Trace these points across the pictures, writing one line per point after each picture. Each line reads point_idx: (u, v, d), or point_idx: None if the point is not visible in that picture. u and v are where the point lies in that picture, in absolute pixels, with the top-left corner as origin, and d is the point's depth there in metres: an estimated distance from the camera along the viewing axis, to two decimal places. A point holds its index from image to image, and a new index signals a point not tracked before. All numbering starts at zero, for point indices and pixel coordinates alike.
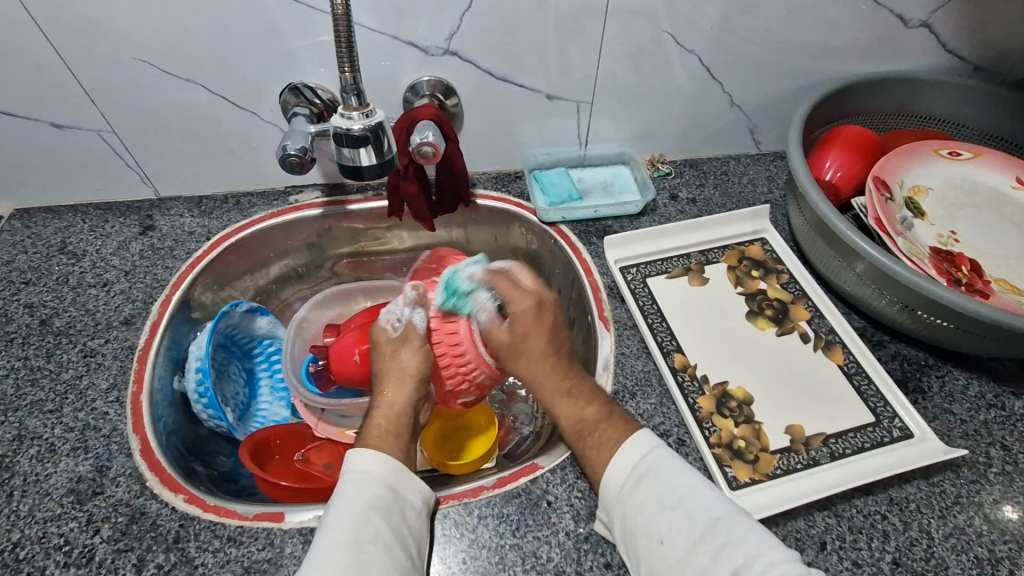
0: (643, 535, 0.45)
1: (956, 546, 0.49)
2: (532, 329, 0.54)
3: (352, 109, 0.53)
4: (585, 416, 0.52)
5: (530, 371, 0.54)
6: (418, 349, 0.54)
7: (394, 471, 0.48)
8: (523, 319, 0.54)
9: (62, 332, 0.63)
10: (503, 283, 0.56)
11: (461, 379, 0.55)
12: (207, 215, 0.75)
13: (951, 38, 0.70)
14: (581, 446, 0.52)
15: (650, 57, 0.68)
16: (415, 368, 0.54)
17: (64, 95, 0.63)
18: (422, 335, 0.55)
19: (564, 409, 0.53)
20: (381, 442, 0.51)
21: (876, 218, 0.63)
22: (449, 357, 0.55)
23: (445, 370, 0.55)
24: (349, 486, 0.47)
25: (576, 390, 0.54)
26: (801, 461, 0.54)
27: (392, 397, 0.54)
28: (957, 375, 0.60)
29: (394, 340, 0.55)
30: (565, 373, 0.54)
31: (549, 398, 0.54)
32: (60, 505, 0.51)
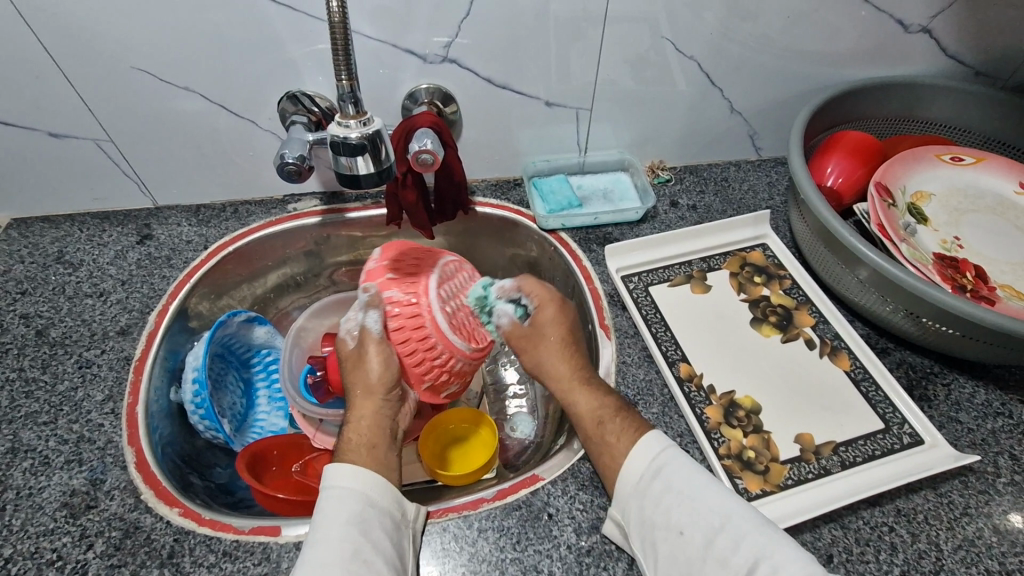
0: (662, 526, 0.45)
1: (966, 558, 0.48)
2: (555, 320, 0.60)
3: (349, 117, 0.52)
4: (603, 405, 0.53)
5: (552, 359, 0.58)
6: (382, 353, 0.55)
7: (372, 485, 0.48)
8: (545, 313, 0.60)
9: (58, 343, 0.63)
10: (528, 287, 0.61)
11: (438, 371, 0.56)
12: (205, 223, 0.74)
13: (952, 43, 0.70)
14: (601, 435, 0.52)
15: (651, 65, 0.68)
16: (378, 379, 0.55)
17: (62, 104, 0.63)
18: (379, 336, 0.55)
19: (585, 398, 0.54)
20: (357, 454, 0.50)
21: (879, 225, 0.62)
22: (418, 351, 0.55)
23: (418, 365, 0.55)
24: (327, 503, 0.46)
25: (593, 381, 0.56)
26: (811, 471, 0.53)
27: (363, 413, 0.54)
28: (964, 383, 0.59)
29: (356, 351, 0.56)
30: (582, 365, 0.57)
31: (567, 388, 0.56)
32: (53, 520, 0.50)
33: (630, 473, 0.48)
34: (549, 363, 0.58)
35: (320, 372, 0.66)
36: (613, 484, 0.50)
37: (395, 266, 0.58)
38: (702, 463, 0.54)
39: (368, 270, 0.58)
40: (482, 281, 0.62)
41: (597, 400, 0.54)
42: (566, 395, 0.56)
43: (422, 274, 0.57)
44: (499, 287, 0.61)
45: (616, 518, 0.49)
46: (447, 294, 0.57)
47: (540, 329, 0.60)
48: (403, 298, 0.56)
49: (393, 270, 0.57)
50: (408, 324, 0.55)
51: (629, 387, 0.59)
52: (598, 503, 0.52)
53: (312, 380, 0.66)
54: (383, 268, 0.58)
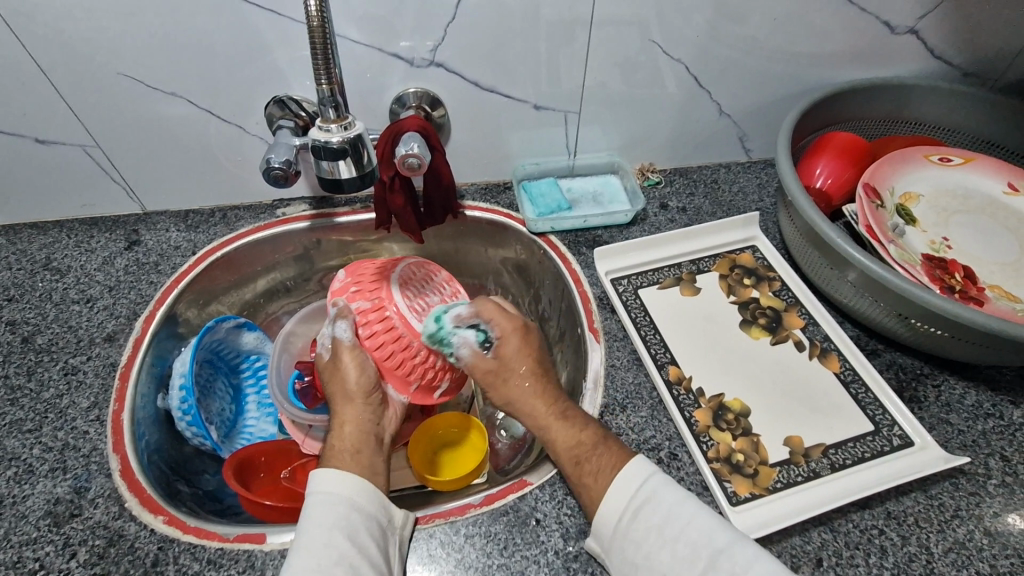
0: (645, 567, 0.45)
1: (957, 561, 0.48)
2: (520, 351, 0.57)
3: (330, 122, 0.52)
4: (582, 439, 0.51)
5: (522, 395, 0.56)
6: (355, 360, 0.56)
7: (356, 489, 0.48)
8: (510, 344, 0.57)
9: (44, 350, 0.62)
10: (487, 309, 0.58)
11: (421, 369, 0.57)
12: (193, 229, 0.74)
13: (940, 44, 0.70)
14: (579, 474, 0.50)
15: (640, 68, 0.68)
16: (356, 385, 0.55)
17: (48, 111, 0.62)
18: (353, 344, 0.56)
19: (562, 434, 0.52)
20: (340, 461, 0.51)
21: (867, 226, 0.62)
22: (396, 352, 0.56)
23: (400, 366, 0.57)
24: (311, 509, 0.46)
25: (570, 414, 0.54)
26: (801, 474, 0.53)
27: (345, 419, 0.54)
28: (954, 384, 0.59)
29: (331, 361, 0.57)
30: (555, 398, 0.55)
31: (544, 426, 0.54)
32: (36, 529, 0.50)
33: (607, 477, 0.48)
34: (519, 399, 0.56)
35: (309, 377, 0.65)
36: (593, 516, 0.49)
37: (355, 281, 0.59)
38: (690, 466, 0.53)
39: (333, 289, 0.59)
40: (436, 312, 0.58)
41: (574, 434, 0.52)
42: (543, 431, 0.53)
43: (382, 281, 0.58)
44: (452, 314, 0.57)
45: (595, 547, 0.48)
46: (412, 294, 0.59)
47: (505, 360, 0.57)
48: (368, 307, 0.57)
49: (356, 283, 0.58)
50: (381, 331, 0.56)
51: (618, 391, 0.58)
52: (585, 508, 0.51)
53: (301, 385, 0.66)
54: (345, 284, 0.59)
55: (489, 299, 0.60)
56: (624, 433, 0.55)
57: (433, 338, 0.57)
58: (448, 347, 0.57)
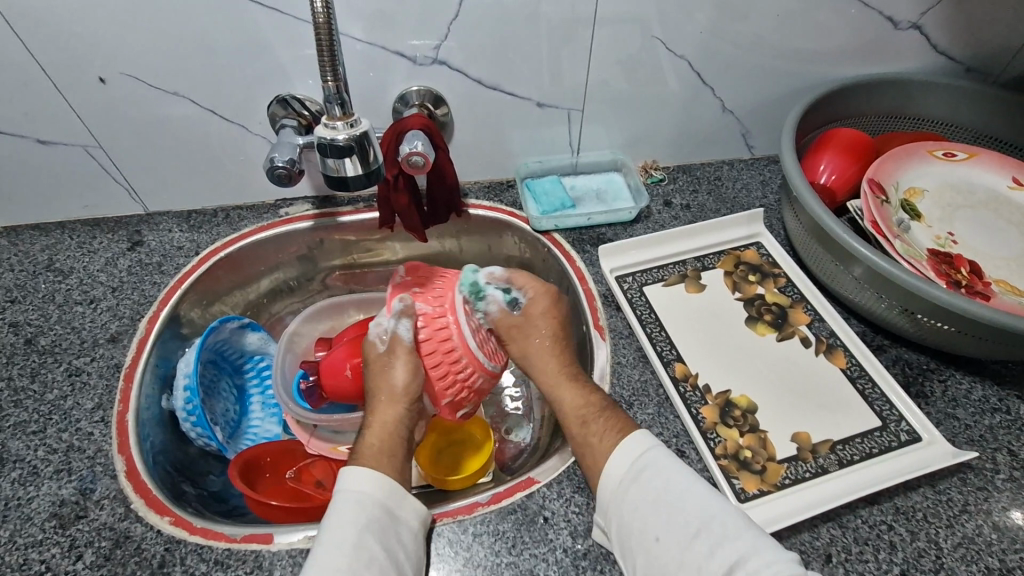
0: (638, 532, 0.45)
1: (966, 556, 0.48)
2: (547, 311, 0.60)
3: (336, 119, 0.52)
4: (589, 401, 0.54)
5: (539, 355, 0.59)
6: (408, 364, 0.54)
7: (389, 492, 0.47)
8: (538, 303, 0.59)
9: (47, 351, 0.62)
10: (521, 278, 0.60)
11: (461, 387, 0.55)
12: (196, 229, 0.74)
13: (942, 39, 0.70)
14: (584, 434, 0.52)
15: (643, 66, 0.68)
16: (403, 387, 0.54)
17: (49, 111, 0.62)
18: (409, 345, 0.55)
19: (569, 392, 0.55)
20: (377, 461, 0.50)
21: (873, 221, 0.62)
22: (443, 363, 0.55)
23: (443, 379, 0.55)
24: (344, 508, 0.46)
25: (579, 378, 0.57)
26: (808, 470, 0.53)
27: (384, 418, 0.53)
28: (960, 379, 0.59)
29: (383, 356, 0.55)
30: (566, 361, 0.58)
31: (554, 385, 0.57)
32: (42, 531, 0.50)
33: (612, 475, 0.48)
34: (532, 352, 0.59)
35: (313, 378, 0.65)
36: (596, 487, 0.50)
37: (420, 283, 0.59)
38: (698, 463, 0.53)
39: (393, 283, 0.58)
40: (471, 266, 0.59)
41: (583, 398, 0.54)
42: (552, 388, 0.57)
43: (448, 288, 0.57)
44: (487, 272, 0.59)
45: (600, 526, 0.48)
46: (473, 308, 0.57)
47: (529, 317, 0.59)
48: (432, 310, 0.56)
49: (419, 284, 0.58)
50: (437, 337, 0.55)
51: (624, 388, 0.58)
52: (593, 506, 0.51)
53: (306, 385, 0.66)
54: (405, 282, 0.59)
55: (521, 270, 0.61)
56: None
57: (466, 290, 0.57)
58: (480, 301, 0.58)
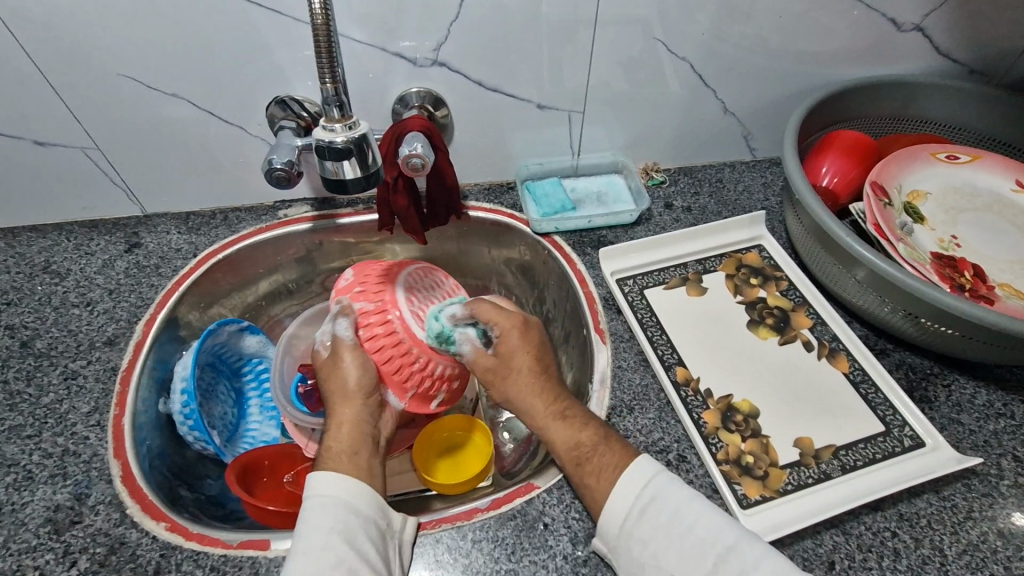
0: (645, 542, 0.45)
1: (971, 564, 0.47)
2: (521, 347, 0.57)
3: (334, 121, 0.51)
4: (581, 440, 0.51)
5: (521, 391, 0.56)
6: (357, 359, 0.57)
7: (353, 492, 0.47)
8: (510, 341, 0.57)
9: (43, 354, 0.62)
10: (486, 309, 0.59)
11: (420, 376, 0.59)
12: (194, 231, 0.74)
13: (945, 41, 0.70)
14: (580, 475, 0.50)
15: (643, 68, 0.67)
16: (355, 384, 0.55)
17: (47, 113, 0.62)
18: (353, 343, 0.57)
19: (562, 434, 0.52)
20: (337, 462, 0.50)
21: (875, 224, 0.61)
22: (396, 358, 0.58)
23: (399, 372, 0.58)
24: (310, 512, 0.45)
25: (570, 414, 0.53)
26: (811, 476, 0.52)
27: (343, 419, 0.54)
28: (964, 384, 0.58)
29: (330, 361, 0.57)
30: (555, 394, 0.55)
31: (543, 425, 0.53)
32: (36, 536, 0.49)
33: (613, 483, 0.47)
34: (518, 396, 0.56)
35: (310, 381, 0.66)
36: (597, 513, 0.48)
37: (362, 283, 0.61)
38: (701, 469, 0.53)
39: (338, 288, 0.62)
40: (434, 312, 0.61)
41: (575, 436, 0.51)
42: (543, 430, 0.53)
43: (386, 284, 0.61)
44: (449, 314, 0.60)
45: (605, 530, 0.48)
46: (414, 300, 0.62)
47: (505, 357, 0.57)
48: (371, 308, 0.59)
49: (361, 284, 0.61)
50: (381, 334, 0.58)
51: (625, 392, 0.58)
52: (594, 512, 0.51)
53: (303, 389, 0.66)
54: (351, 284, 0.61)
55: (486, 301, 0.60)
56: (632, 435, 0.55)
57: (432, 338, 0.59)
58: (450, 344, 0.59)
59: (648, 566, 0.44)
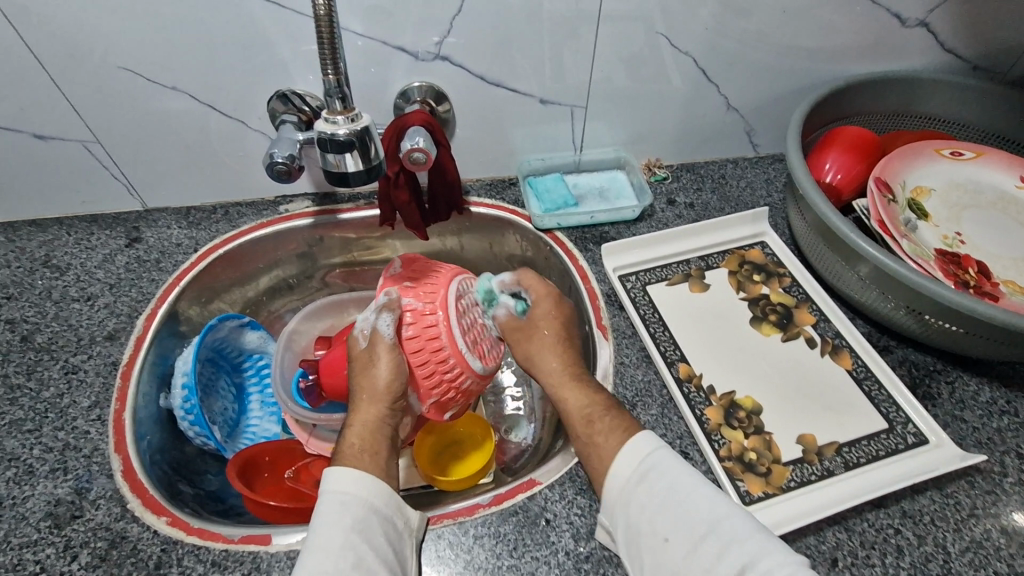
0: (649, 534, 0.44)
1: (974, 561, 0.47)
2: (552, 314, 0.58)
3: (336, 113, 0.51)
4: (594, 402, 0.52)
5: (545, 354, 0.56)
6: (392, 361, 0.52)
7: (373, 490, 0.46)
8: (541, 306, 0.58)
9: (43, 348, 0.61)
10: (527, 278, 0.59)
11: (446, 387, 0.52)
12: (195, 226, 0.73)
13: (949, 37, 0.69)
14: (589, 435, 0.50)
15: (646, 63, 0.67)
16: (385, 386, 0.52)
17: (47, 106, 0.61)
18: (391, 343, 0.52)
19: (576, 397, 0.53)
20: (359, 461, 0.49)
21: (879, 220, 0.61)
22: (429, 362, 0.52)
23: (429, 378, 0.52)
24: (328, 510, 0.45)
25: (583, 380, 0.54)
26: (814, 473, 0.52)
27: (364, 417, 0.52)
28: (968, 381, 0.58)
29: (365, 352, 0.53)
30: (575, 363, 0.56)
31: (558, 387, 0.54)
32: (37, 531, 0.49)
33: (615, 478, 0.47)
34: (542, 357, 0.56)
35: (312, 376, 0.64)
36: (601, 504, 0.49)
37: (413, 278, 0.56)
38: (702, 465, 0.53)
39: (385, 279, 0.57)
40: (485, 273, 0.59)
41: (587, 398, 0.52)
42: (557, 392, 0.54)
43: (441, 284, 0.54)
44: (500, 279, 0.59)
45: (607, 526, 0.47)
46: (467, 306, 0.54)
47: (535, 322, 0.58)
48: (418, 307, 0.53)
49: (412, 279, 0.56)
50: (424, 335, 0.52)
51: (627, 388, 0.58)
52: (596, 508, 0.51)
53: (304, 384, 0.64)
54: (398, 277, 0.57)
55: (528, 271, 0.61)
56: None
57: (482, 296, 0.57)
58: (490, 307, 0.57)
59: (648, 558, 0.44)
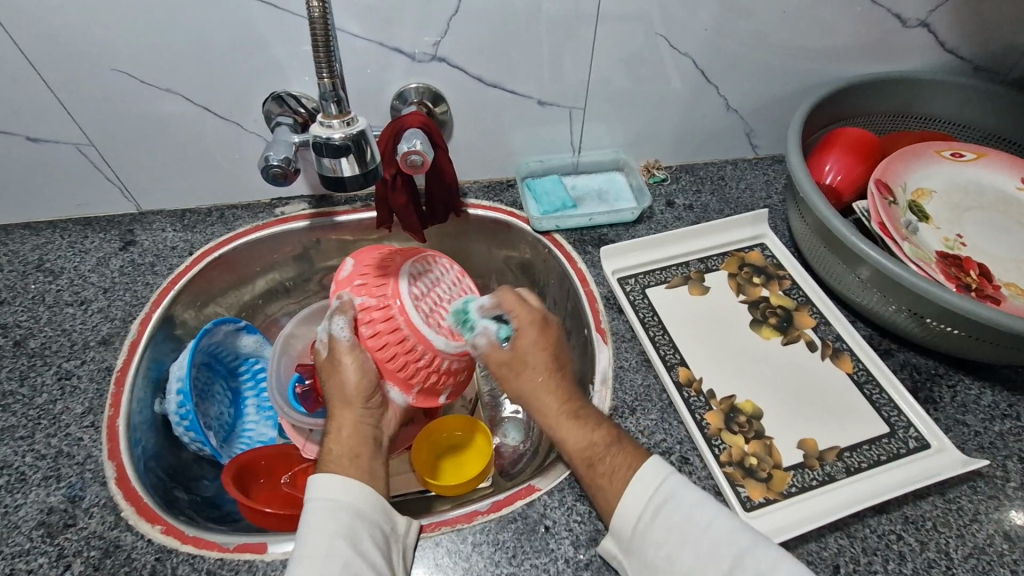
0: (651, 542, 0.43)
1: (977, 567, 0.47)
2: (537, 344, 0.54)
3: (332, 116, 0.50)
4: (593, 440, 0.50)
5: (534, 390, 0.53)
6: (359, 361, 0.53)
7: (359, 496, 0.46)
8: (527, 334, 0.54)
9: (36, 354, 0.61)
10: (509, 300, 0.55)
11: (424, 373, 0.54)
12: (190, 228, 0.73)
13: (950, 37, 0.69)
14: (591, 476, 0.49)
15: (644, 64, 0.66)
16: (356, 388, 0.52)
17: (39, 108, 0.61)
18: (350, 344, 0.53)
19: (572, 433, 0.50)
20: (339, 464, 0.49)
21: (880, 223, 0.61)
22: (399, 355, 0.53)
23: (403, 369, 0.53)
24: (313, 517, 0.44)
25: (582, 412, 0.52)
26: (815, 478, 0.51)
27: (342, 421, 0.52)
28: (970, 384, 0.58)
29: (330, 360, 0.54)
30: (568, 394, 0.53)
31: (554, 424, 0.52)
32: (29, 540, 0.49)
33: (616, 487, 0.46)
34: (532, 395, 0.53)
35: (308, 381, 0.65)
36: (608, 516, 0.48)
37: (363, 273, 0.56)
38: (703, 470, 0.52)
39: (338, 279, 0.56)
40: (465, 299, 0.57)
41: (586, 437, 0.50)
42: (553, 428, 0.52)
43: (391, 275, 0.55)
44: (478, 304, 0.56)
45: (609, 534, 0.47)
46: (422, 290, 0.56)
47: (522, 354, 0.54)
48: (372, 303, 0.53)
49: (362, 276, 0.55)
50: (385, 330, 0.52)
51: (627, 393, 0.57)
52: (595, 515, 0.50)
53: (300, 389, 0.65)
54: (352, 276, 0.56)
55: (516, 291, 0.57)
56: (634, 436, 0.54)
57: (456, 318, 0.56)
58: (469, 331, 0.55)
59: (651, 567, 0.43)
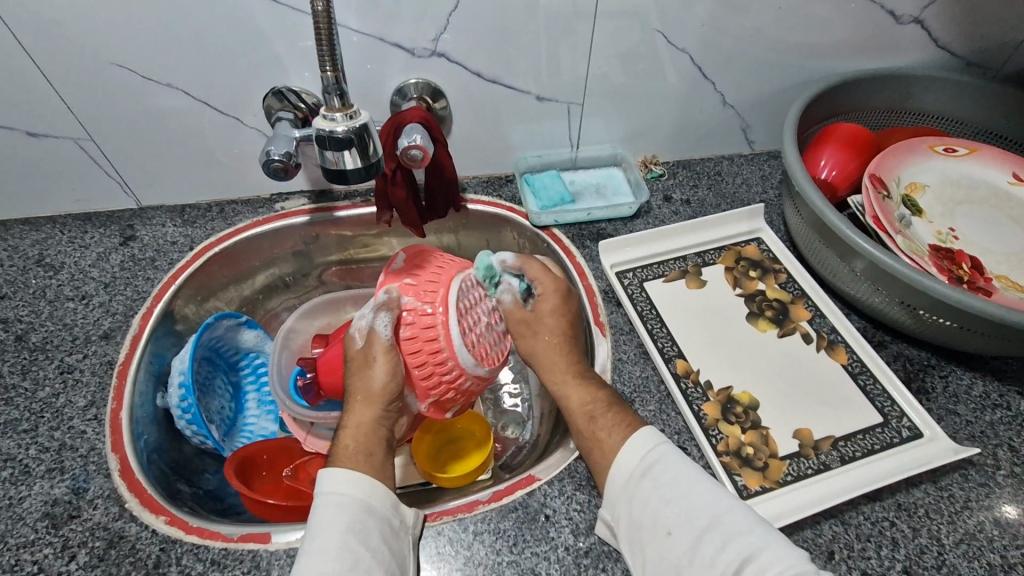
0: (651, 528, 0.44)
1: (968, 552, 0.48)
2: (556, 311, 0.56)
3: (335, 111, 0.51)
4: (596, 397, 0.52)
5: (547, 352, 0.55)
6: (388, 362, 0.50)
7: (368, 491, 0.46)
8: (550, 300, 0.56)
9: (38, 348, 0.61)
10: (533, 267, 0.56)
11: (446, 388, 0.50)
12: (190, 224, 0.73)
13: (943, 33, 0.70)
14: (591, 429, 0.50)
15: (642, 60, 0.67)
16: (380, 388, 0.50)
17: (39, 103, 0.61)
18: (388, 344, 0.50)
19: (576, 392, 0.53)
20: (353, 462, 0.48)
21: (874, 217, 0.62)
22: (428, 364, 0.49)
23: (427, 379, 0.50)
24: (324, 512, 0.45)
25: (586, 375, 0.55)
26: (810, 467, 0.52)
27: (360, 418, 0.50)
28: (961, 375, 0.59)
29: (362, 352, 0.51)
30: (576, 356, 0.55)
31: (561, 381, 0.54)
32: (34, 531, 0.49)
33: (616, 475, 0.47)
34: (541, 356, 0.55)
35: (310, 374, 0.63)
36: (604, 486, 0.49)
37: (415, 270, 0.53)
38: (700, 460, 0.53)
39: (386, 273, 0.54)
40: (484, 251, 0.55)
41: (590, 395, 0.52)
42: (559, 387, 0.54)
43: (442, 280, 0.51)
44: (501, 259, 0.55)
45: (607, 522, 0.48)
46: (470, 305, 0.51)
47: (541, 317, 0.55)
48: (418, 306, 0.50)
49: (412, 274, 0.52)
50: (421, 335, 0.49)
51: (625, 384, 0.58)
52: (595, 503, 0.51)
53: (302, 382, 0.63)
54: (400, 271, 0.53)
55: (536, 259, 0.58)
56: None
57: (483, 274, 0.53)
58: (494, 288, 0.54)
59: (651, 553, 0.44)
